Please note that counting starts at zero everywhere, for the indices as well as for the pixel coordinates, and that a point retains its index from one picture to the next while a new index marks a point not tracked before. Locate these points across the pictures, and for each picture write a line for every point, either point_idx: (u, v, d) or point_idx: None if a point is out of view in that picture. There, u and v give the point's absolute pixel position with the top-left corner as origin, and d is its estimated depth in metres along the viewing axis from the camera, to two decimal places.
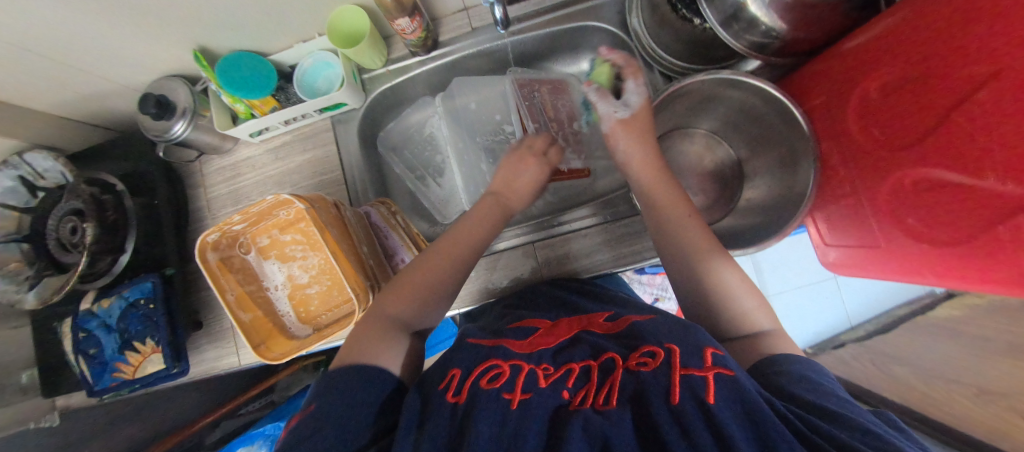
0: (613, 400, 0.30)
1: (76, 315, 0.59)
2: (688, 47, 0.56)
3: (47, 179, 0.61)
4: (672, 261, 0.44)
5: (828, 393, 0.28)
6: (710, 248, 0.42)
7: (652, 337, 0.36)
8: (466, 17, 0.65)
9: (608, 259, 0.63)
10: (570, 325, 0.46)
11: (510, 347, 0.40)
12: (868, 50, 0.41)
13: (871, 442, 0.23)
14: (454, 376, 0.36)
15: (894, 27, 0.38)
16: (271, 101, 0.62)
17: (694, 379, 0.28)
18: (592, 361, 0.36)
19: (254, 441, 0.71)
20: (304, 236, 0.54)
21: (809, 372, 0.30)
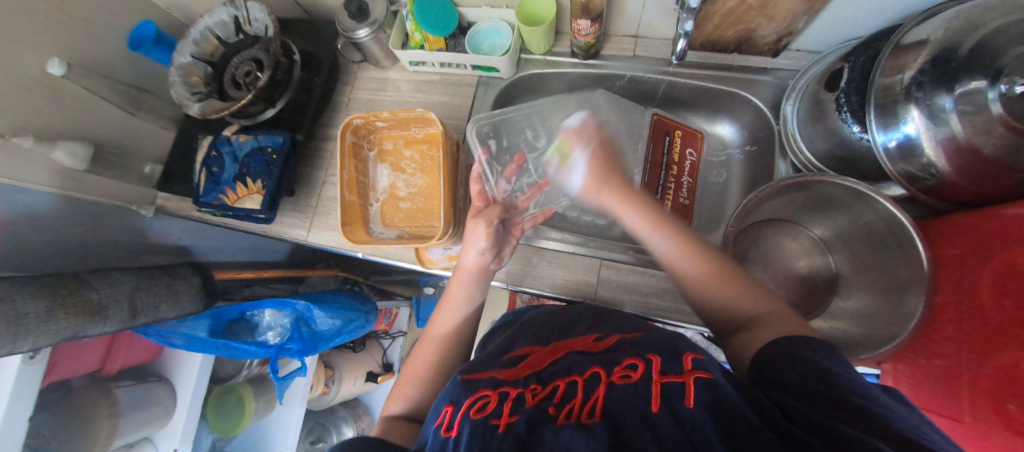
0: (596, 414, 0.31)
1: (216, 138, 0.69)
2: (833, 151, 0.56)
3: (252, 27, 0.72)
4: (715, 312, 0.45)
5: (829, 376, 0.28)
6: (746, 298, 0.42)
7: (631, 350, 0.39)
8: (633, 43, 0.71)
9: (632, 308, 0.62)
10: (559, 349, 0.46)
11: (499, 375, 0.41)
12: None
13: (862, 428, 0.24)
14: (448, 411, 0.36)
15: None
16: (442, 42, 0.70)
17: (675, 387, 0.31)
18: (576, 377, 0.37)
19: (281, 309, 0.73)
20: (422, 158, 0.59)
21: (816, 354, 0.31)
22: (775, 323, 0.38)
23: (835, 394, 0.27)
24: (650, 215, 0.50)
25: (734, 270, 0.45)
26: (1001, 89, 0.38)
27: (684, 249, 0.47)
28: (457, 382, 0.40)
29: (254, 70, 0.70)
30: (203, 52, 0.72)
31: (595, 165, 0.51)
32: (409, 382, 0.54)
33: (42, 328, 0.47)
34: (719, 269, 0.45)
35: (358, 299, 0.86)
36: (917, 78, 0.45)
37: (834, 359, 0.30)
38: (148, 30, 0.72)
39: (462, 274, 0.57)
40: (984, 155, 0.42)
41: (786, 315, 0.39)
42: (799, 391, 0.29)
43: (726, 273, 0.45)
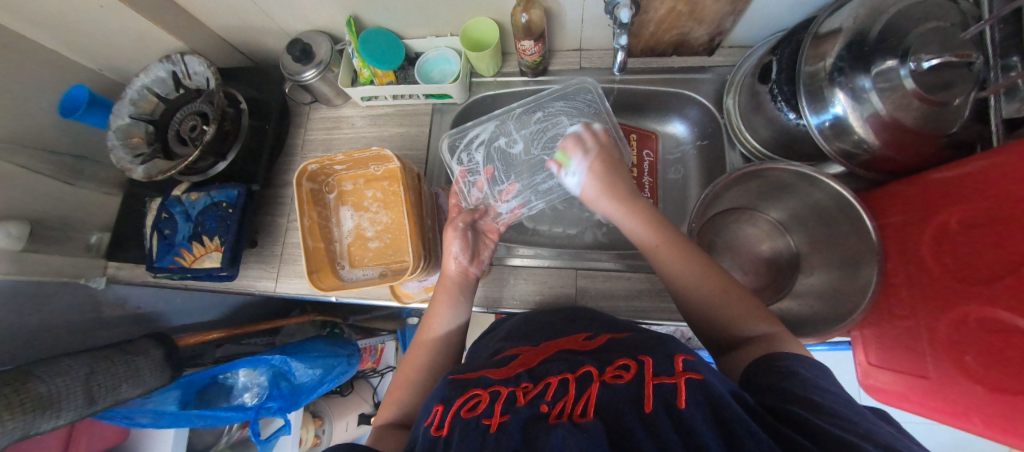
0: (588, 413, 0.31)
1: (166, 199, 0.66)
2: (775, 138, 0.60)
3: (191, 80, 0.70)
4: (667, 276, 0.46)
5: (820, 390, 0.30)
6: (742, 309, 0.42)
7: (624, 353, 0.39)
8: (578, 56, 0.73)
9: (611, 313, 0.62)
10: (550, 348, 0.46)
11: (490, 375, 0.41)
12: (955, 184, 0.43)
13: (854, 431, 0.25)
14: (437, 411, 0.36)
15: (983, 169, 0.40)
16: (391, 75, 0.70)
17: (666, 385, 0.31)
18: (570, 374, 0.37)
19: (256, 367, 0.70)
20: (384, 194, 0.58)
21: (811, 372, 0.32)
22: (772, 340, 0.38)
23: (831, 405, 0.28)
24: (634, 207, 0.47)
25: (722, 275, 0.44)
26: (912, 66, 0.42)
27: (675, 250, 0.45)
28: (447, 382, 0.40)
29: (199, 124, 0.68)
30: (141, 112, 0.69)
31: (598, 170, 0.47)
32: (401, 386, 0.49)
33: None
34: (714, 275, 0.44)
35: (338, 342, 0.82)
36: (837, 64, 0.48)
37: (818, 373, 0.32)
38: (79, 94, 0.69)
39: (447, 283, 0.55)
40: (906, 126, 0.46)
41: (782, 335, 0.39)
42: (794, 397, 0.30)
43: (717, 274, 0.44)
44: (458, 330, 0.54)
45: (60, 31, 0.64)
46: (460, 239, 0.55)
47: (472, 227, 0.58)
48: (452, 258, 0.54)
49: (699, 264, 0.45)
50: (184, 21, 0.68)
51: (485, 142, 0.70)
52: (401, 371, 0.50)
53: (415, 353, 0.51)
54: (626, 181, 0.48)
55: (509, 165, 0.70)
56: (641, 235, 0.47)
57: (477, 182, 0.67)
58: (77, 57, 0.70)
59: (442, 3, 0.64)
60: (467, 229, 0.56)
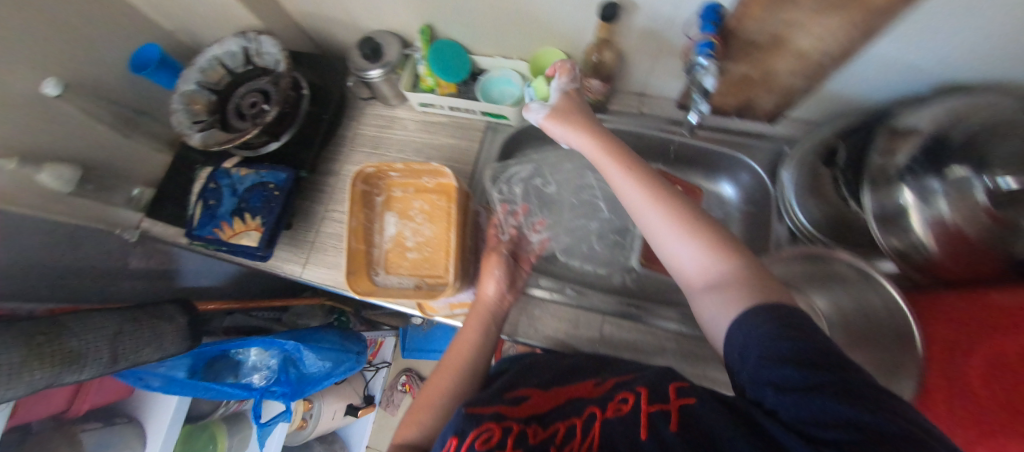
0: (593, 445, 0.33)
1: (216, 170, 0.67)
2: (828, 221, 0.59)
3: (260, 58, 0.71)
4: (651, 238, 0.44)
5: (806, 357, 0.26)
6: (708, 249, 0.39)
7: (626, 386, 0.41)
8: (638, 102, 0.74)
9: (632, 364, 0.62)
10: (558, 394, 0.47)
11: (503, 411, 0.40)
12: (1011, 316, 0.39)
13: (855, 420, 0.22)
14: (450, 444, 0.35)
15: None
16: (453, 87, 0.71)
17: (658, 414, 0.33)
18: (577, 420, 0.39)
19: (269, 348, 0.70)
20: (431, 207, 0.58)
21: (800, 328, 0.28)
22: (742, 285, 0.35)
23: (842, 386, 0.24)
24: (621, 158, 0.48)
25: (701, 219, 0.41)
26: (987, 182, 0.44)
27: (654, 195, 0.43)
28: (462, 414, 0.39)
29: (261, 103, 0.69)
30: (207, 81, 0.70)
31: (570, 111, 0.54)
32: (424, 408, 0.50)
33: (14, 380, 0.44)
34: (671, 208, 0.42)
35: (349, 337, 0.82)
36: (910, 165, 0.49)
37: (804, 328, 0.28)
38: (152, 53, 0.70)
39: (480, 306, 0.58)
40: (971, 242, 0.44)
41: (756, 274, 0.35)
42: (791, 377, 0.26)
43: (693, 215, 0.41)
44: (484, 357, 0.55)
45: None
46: (502, 265, 0.59)
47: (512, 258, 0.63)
48: (492, 281, 0.58)
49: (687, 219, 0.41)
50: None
51: (524, 180, 0.77)
52: (425, 393, 0.52)
53: (441, 376, 0.53)
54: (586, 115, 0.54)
55: (542, 202, 0.78)
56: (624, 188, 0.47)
57: (514, 212, 0.72)
58: (157, 16, 0.72)
59: (518, 28, 0.65)
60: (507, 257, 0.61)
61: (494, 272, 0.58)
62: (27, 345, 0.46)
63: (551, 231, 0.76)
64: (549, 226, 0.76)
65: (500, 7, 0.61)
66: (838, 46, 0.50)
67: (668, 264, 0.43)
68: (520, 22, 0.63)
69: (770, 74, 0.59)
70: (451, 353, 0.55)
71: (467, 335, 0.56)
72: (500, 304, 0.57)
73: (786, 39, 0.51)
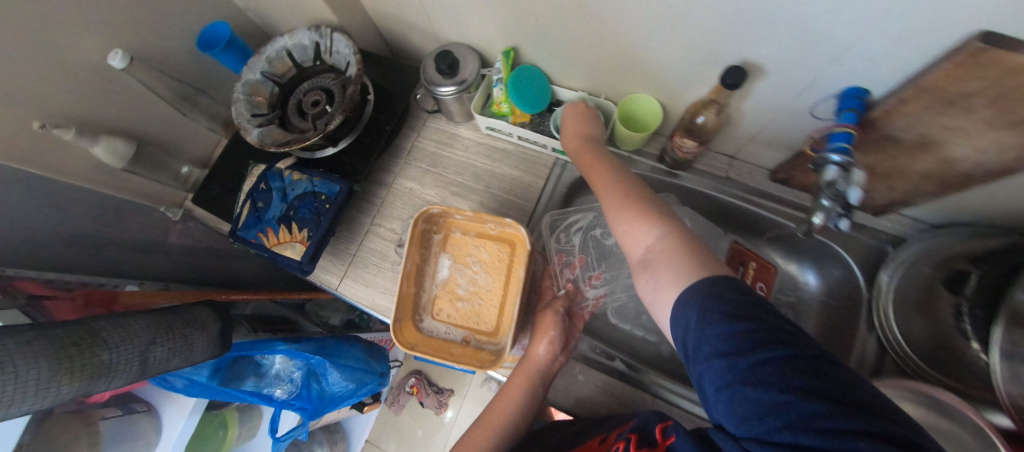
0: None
1: (267, 169, 0.63)
2: (932, 348, 0.52)
3: (330, 55, 0.67)
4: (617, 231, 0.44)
5: (744, 342, 0.26)
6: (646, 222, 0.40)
7: (620, 435, 0.43)
8: (727, 164, 0.67)
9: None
10: None
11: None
12: None
13: (792, 414, 0.22)
14: None
15: None
16: (527, 118, 0.66)
17: None
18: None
19: (294, 359, 0.68)
20: (490, 256, 0.53)
21: (724, 304, 0.28)
22: (685, 256, 0.36)
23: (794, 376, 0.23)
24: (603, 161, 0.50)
25: (657, 206, 0.42)
26: None
27: (624, 181, 0.46)
28: None
29: (323, 103, 0.65)
30: (273, 72, 0.66)
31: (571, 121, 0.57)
32: None
33: (39, 396, 0.40)
34: (639, 191, 0.44)
35: (374, 354, 0.80)
36: None
37: (726, 303, 0.29)
38: (221, 32, 0.67)
39: (527, 365, 0.53)
40: None
41: (693, 242, 0.37)
42: (731, 367, 0.26)
43: (647, 194, 0.43)
44: (523, 423, 0.51)
45: None
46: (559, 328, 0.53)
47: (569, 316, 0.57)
48: (544, 344, 0.52)
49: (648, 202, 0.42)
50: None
51: (585, 229, 0.68)
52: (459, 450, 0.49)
53: (478, 436, 0.49)
54: (590, 123, 0.57)
55: (608, 259, 0.68)
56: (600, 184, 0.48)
57: (571, 264, 0.66)
58: None
59: (617, 71, 0.59)
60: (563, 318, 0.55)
61: (549, 332, 0.53)
62: (56, 356, 0.41)
63: (608, 289, 0.68)
64: (607, 282, 0.68)
65: (606, 49, 0.56)
66: (1006, 163, 0.42)
67: (620, 242, 0.43)
68: (623, 67, 0.58)
69: (900, 171, 0.51)
70: (489, 408, 0.52)
71: (507, 397, 0.51)
72: (552, 367, 0.52)
73: (939, 145, 0.44)
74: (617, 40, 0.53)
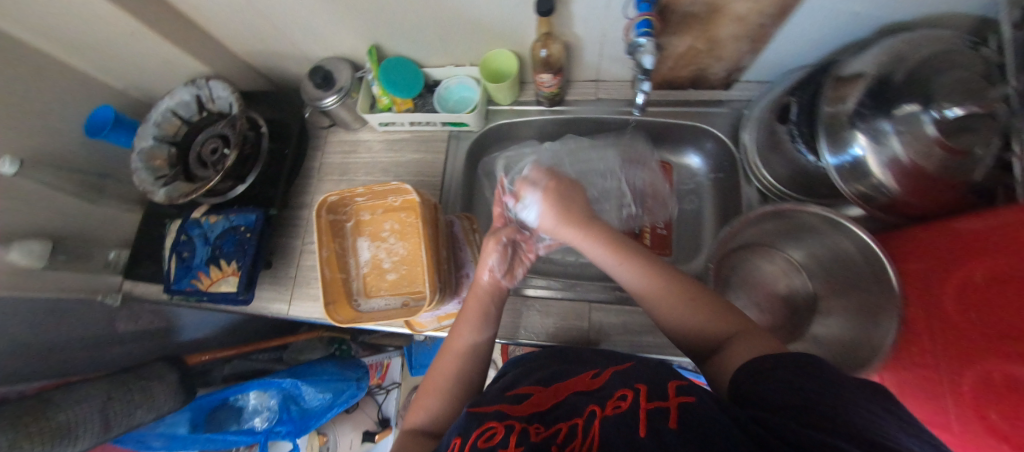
0: (593, 445, 0.31)
1: (186, 221, 0.68)
2: (793, 176, 0.60)
3: (213, 102, 0.71)
4: (678, 332, 0.42)
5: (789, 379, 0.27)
6: (716, 319, 0.39)
7: (622, 383, 0.40)
8: (594, 88, 0.75)
9: (627, 349, 0.62)
10: (562, 389, 0.45)
11: (506, 410, 0.41)
12: (985, 235, 0.43)
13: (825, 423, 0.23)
14: (455, 443, 0.37)
15: (1010, 224, 0.41)
16: (409, 103, 0.71)
17: (657, 409, 0.32)
18: (577, 419, 0.36)
19: (267, 390, 0.83)
20: (401, 225, 0.59)
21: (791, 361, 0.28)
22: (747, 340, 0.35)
23: (798, 409, 0.24)
24: (615, 246, 0.47)
25: (692, 289, 0.42)
26: (936, 114, 0.44)
27: (645, 273, 0.44)
28: (467, 414, 0.41)
29: (220, 147, 0.69)
30: (165, 134, 0.70)
31: (551, 202, 0.49)
32: (431, 392, 0.49)
33: None
34: (681, 288, 0.42)
35: (347, 365, 0.94)
36: (858, 109, 0.50)
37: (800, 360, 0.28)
38: (105, 115, 0.70)
39: (477, 294, 0.55)
40: (929, 173, 0.47)
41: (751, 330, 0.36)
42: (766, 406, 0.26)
43: (684, 291, 0.42)
44: (484, 343, 0.52)
45: (92, 55, 0.66)
46: (500, 253, 0.54)
47: (514, 243, 0.57)
48: (486, 270, 0.55)
49: (691, 303, 0.41)
50: (204, 41, 0.69)
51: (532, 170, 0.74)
52: (427, 384, 0.50)
53: (443, 367, 0.50)
54: (579, 202, 0.50)
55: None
56: (635, 284, 0.45)
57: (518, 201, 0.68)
58: (107, 77, 0.72)
59: (464, 34, 0.65)
60: (512, 243, 0.55)
61: (489, 261, 0.54)
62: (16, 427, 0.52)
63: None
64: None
65: (448, 21, 0.62)
66: (774, 4, 0.50)
67: (675, 334, 0.42)
68: (468, 32, 0.64)
69: (716, 42, 0.59)
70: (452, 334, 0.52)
71: (465, 327, 0.52)
72: (496, 291, 0.54)
73: (721, 7, 0.52)
74: (450, 9, 0.59)
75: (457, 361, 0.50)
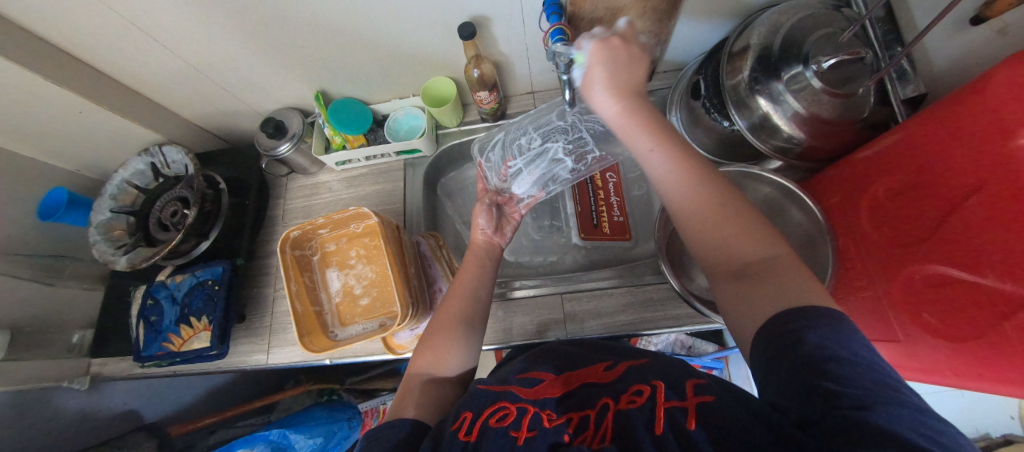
0: (607, 438, 0.32)
1: (151, 285, 0.68)
2: (719, 144, 0.67)
3: (168, 167, 0.73)
4: (706, 250, 0.39)
5: (845, 364, 0.25)
6: (749, 239, 0.36)
7: (637, 376, 0.39)
8: (532, 99, 0.81)
9: (601, 331, 0.65)
10: (573, 377, 0.45)
11: (519, 393, 0.41)
12: (883, 158, 0.49)
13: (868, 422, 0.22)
14: (465, 417, 0.36)
15: (899, 141, 0.47)
16: (361, 138, 0.74)
17: (675, 409, 0.32)
18: (590, 411, 0.37)
19: (254, 445, 0.85)
20: (366, 249, 0.61)
21: (832, 334, 0.26)
22: (786, 281, 0.32)
23: (810, 389, 0.25)
24: (659, 134, 0.44)
25: (739, 207, 0.38)
26: (815, 68, 0.50)
27: (677, 162, 0.42)
28: (478, 390, 0.40)
29: (180, 209, 0.70)
30: (122, 205, 0.71)
31: (602, 64, 0.45)
32: (438, 331, 0.50)
33: None
34: (721, 199, 0.39)
35: (337, 408, 0.97)
36: (753, 75, 0.56)
37: (839, 333, 0.27)
38: (58, 197, 0.70)
39: (475, 252, 0.60)
40: (824, 118, 0.53)
41: (788, 261, 0.34)
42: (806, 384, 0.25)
43: (720, 198, 0.39)
44: (486, 292, 0.55)
45: (40, 141, 0.67)
46: (486, 213, 0.61)
47: (497, 205, 0.64)
48: (478, 230, 0.61)
49: (738, 223, 0.37)
50: (152, 111, 0.72)
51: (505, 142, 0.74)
52: (433, 325, 0.51)
53: (449, 307, 0.53)
54: (630, 76, 0.46)
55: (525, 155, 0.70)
56: (670, 188, 0.42)
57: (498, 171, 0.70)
58: (57, 161, 0.73)
59: (401, 69, 0.70)
60: (492, 204, 0.62)
61: (479, 219, 0.61)
62: None
63: (542, 184, 0.70)
64: (539, 178, 0.70)
65: (386, 59, 0.68)
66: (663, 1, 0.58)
67: (698, 251, 0.40)
68: (406, 66, 0.70)
69: None
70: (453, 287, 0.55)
71: (467, 277, 0.56)
72: (491, 246, 0.60)
73: (620, 10, 0.59)
74: (385, 47, 0.64)
75: (461, 303, 0.53)
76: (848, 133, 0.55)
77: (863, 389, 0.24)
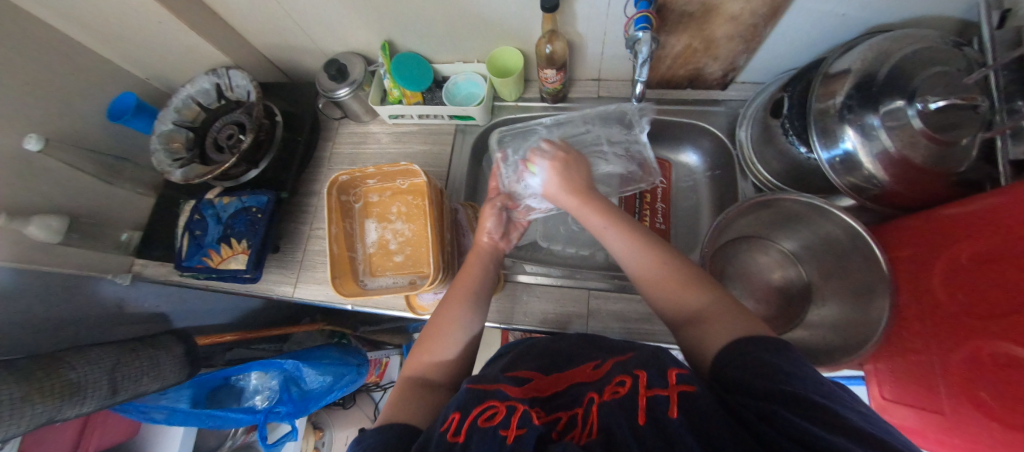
0: (592, 432, 0.30)
1: (199, 201, 0.71)
2: (786, 170, 0.63)
3: (231, 91, 0.75)
4: (663, 301, 0.42)
5: (795, 375, 0.27)
6: (685, 289, 0.41)
7: (622, 367, 0.38)
8: (596, 87, 0.78)
9: (620, 335, 0.63)
10: (558, 380, 0.42)
11: (508, 391, 0.37)
12: (977, 219, 0.44)
13: (820, 418, 0.24)
14: (454, 418, 0.33)
15: (1001, 203, 0.42)
16: (419, 96, 0.73)
17: (659, 398, 0.30)
18: (577, 409, 0.35)
19: (269, 371, 0.90)
20: (408, 207, 0.61)
21: (782, 356, 0.29)
22: (727, 321, 0.36)
23: (791, 398, 0.25)
24: (603, 213, 0.48)
25: (679, 263, 0.43)
26: (919, 107, 0.46)
27: (629, 238, 0.46)
28: (465, 391, 0.37)
29: (236, 133, 0.71)
30: (185, 119, 0.74)
31: (556, 172, 0.52)
32: (432, 336, 0.48)
33: (18, 413, 0.55)
34: (657, 257, 0.44)
35: (350, 353, 1.05)
36: (846, 102, 0.52)
37: (790, 357, 0.29)
38: (126, 101, 0.72)
39: (479, 253, 0.57)
40: (916, 164, 0.49)
41: (727, 306, 0.38)
42: (763, 389, 0.27)
43: (666, 263, 0.43)
44: (485, 293, 0.53)
45: (118, 43, 0.69)
46: (496, 217, 0.57)
47: (507, 209, 0.61)
48: (485, 233, 0.57)
49: (688, 280, 0.42)
50: (226, 33, 0.73)
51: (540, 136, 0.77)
52: (428, 332, 0.49)
53: (442, 316, 0.50)
54: (578, 175, 0.53)
55: None
56: (620, 253, 0.46)
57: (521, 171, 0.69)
58: (130, 65, 0.76)
59: (473, 32, 0.69)
60: (502, 210, 0.59)
61: (488, 224, 0.57)
62: (31, 382, 0.58)
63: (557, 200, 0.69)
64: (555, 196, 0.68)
65: (460, 19, 0.66)
66: (765, 4, 0.54)
67: (654, 304, 0.44)
68: (479, 30, 0.68)
69: (711, 41, 0.63)
70: (452, 289, 0.53)
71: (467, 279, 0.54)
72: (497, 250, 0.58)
73: (716, 7, 0.55)
74: (462, 7, 0.62)
75: (455, 310, 0.50)
76: (936, 185, 0.51)
77: (818, 394, 0.26)
